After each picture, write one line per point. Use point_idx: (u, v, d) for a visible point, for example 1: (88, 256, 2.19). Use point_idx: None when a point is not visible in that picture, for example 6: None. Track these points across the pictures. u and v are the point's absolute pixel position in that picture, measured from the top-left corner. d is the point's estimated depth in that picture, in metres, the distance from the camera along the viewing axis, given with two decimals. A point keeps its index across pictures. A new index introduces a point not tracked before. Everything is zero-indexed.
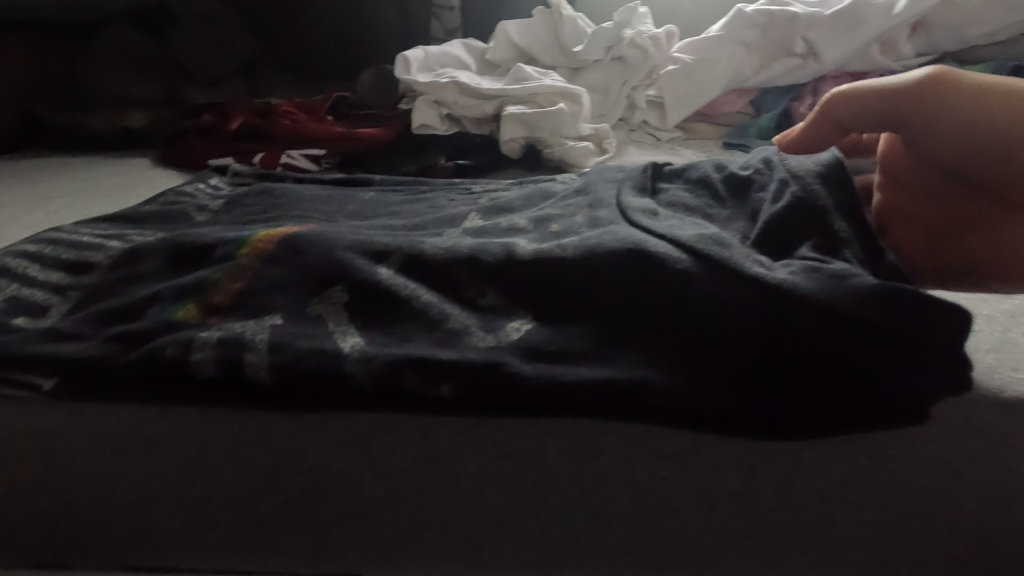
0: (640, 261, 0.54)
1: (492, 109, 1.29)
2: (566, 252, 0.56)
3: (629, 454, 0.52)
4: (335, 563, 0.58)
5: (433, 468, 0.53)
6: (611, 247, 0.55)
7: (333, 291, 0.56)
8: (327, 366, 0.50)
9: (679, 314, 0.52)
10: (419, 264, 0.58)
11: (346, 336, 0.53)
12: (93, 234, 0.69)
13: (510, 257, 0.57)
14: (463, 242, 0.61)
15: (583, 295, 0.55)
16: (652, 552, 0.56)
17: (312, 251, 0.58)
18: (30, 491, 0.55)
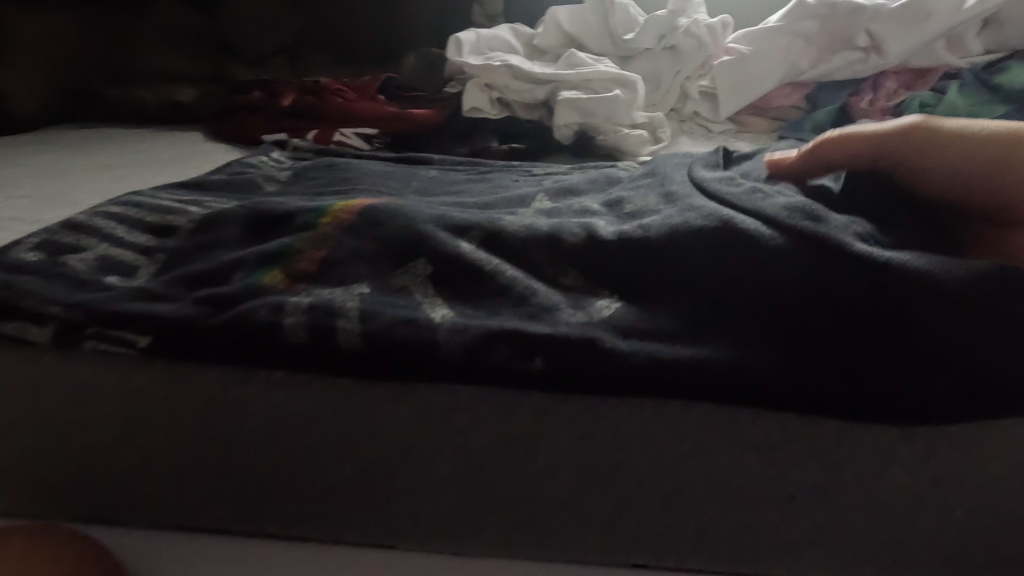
0: (729, 238, 0.53)
1: (543, 95, 1.27)
2: (649, 232, 0.55)
3: (713, 442, 0.51)
4: (403, 538, 0.58)
5: (511, 445, 0.52)
6: (696, 223, 0.54)
7: (416, 262, 0.55)
8: (418, 336, 0.50)
9: (772, 293, 0.51)
10: (499, 240, 0.57)
11: (434, 308, 0.53)
12: (172, 200, 0.70)
13: (590, 236, 0.56)
14: (538, 220, 0.61)
15: (672, 274, 0.54)
16: (726, 543, 0.55)
17: (392, 222, 0.57)
18: (112, 449, 0.56)
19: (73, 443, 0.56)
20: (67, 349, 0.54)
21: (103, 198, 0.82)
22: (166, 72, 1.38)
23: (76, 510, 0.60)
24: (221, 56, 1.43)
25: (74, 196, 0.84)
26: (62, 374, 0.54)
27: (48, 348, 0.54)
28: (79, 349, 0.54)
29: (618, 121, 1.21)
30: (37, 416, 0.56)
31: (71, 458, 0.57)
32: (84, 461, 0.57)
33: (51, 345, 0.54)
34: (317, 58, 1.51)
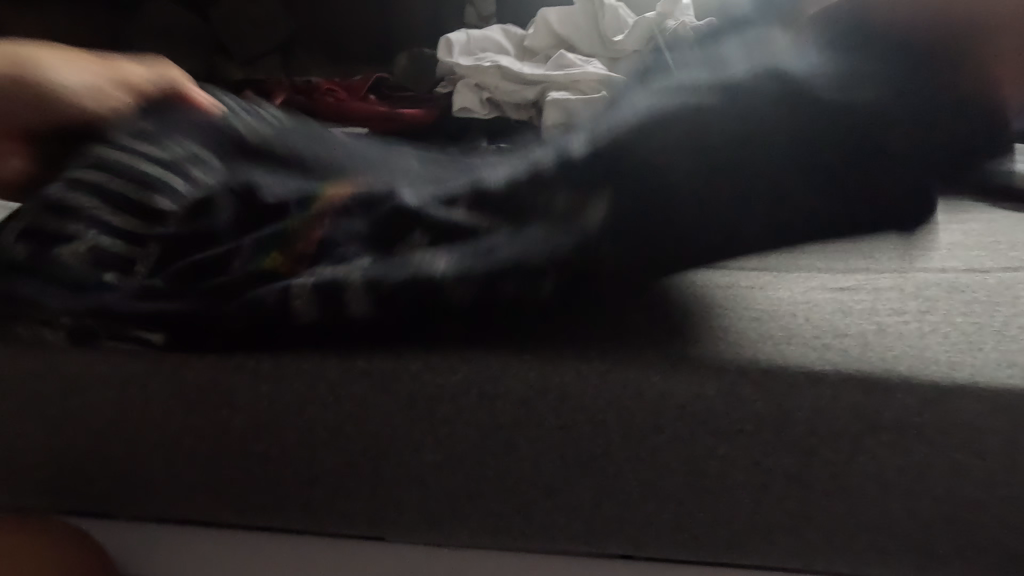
0: (690, 115, 0.50)
1: (533, 95, 1.27)
2: (620, 138, 0.49)
3: (690, 432, 0.52)
4: (389, 526, 0.60)
5: (493, 435, 0.54)
6: (665, 109, 0.51)
7: (412, 235, 0.52)
8: (425, 286, 0.49)
9: (742, 166, 0.50)
10: (488, 195, 0.52)
11: (432, 260, 0.50)
12: (152, 157, 0.57)
13: (563, 156, 0.50)
14: (510, 165, 0.55)
15: (653, 175, 0.48)
16: (701, 529, 0.57)
17: (385, 203, 0.54)
18: (104, 439, 0.57)
19: (69, 431, 0.58)
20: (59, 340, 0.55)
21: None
22: None
23: (69, 499, 0.61)
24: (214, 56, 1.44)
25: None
26: (57, 365, 0.56)
27: (38, 336, 0.56)
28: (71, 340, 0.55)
29: None
30: (34, 408, 0.58)
31: (66, 447, 0.59)
32: (76, 450, 0.59)
33: (42, 337, 0.55)
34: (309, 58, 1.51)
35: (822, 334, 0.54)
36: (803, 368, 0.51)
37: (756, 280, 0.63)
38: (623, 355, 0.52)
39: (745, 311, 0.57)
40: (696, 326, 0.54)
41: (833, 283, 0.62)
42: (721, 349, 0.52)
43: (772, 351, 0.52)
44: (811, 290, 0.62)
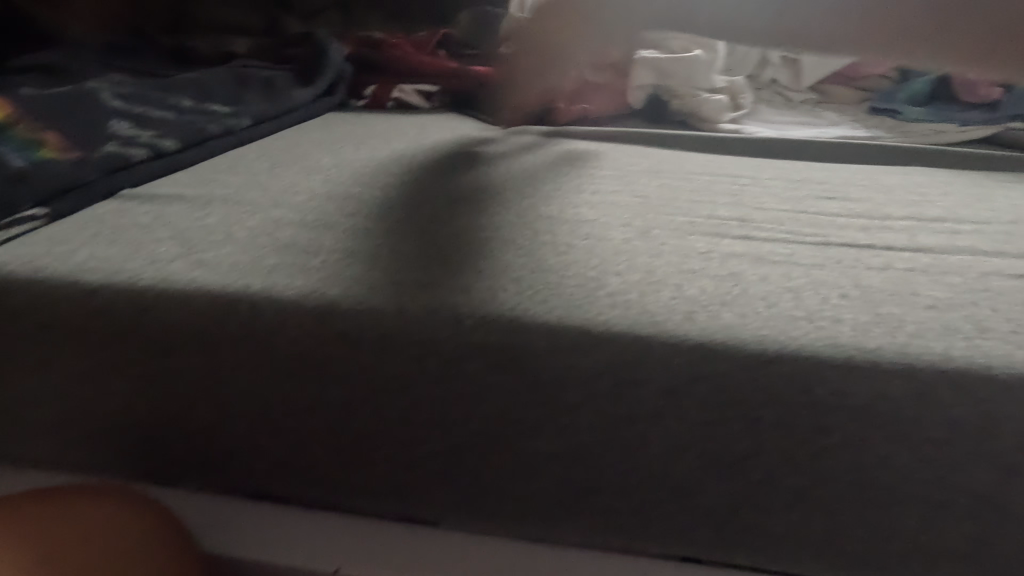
0: (248, 106, 0.92)
1: (614, 55, 1.16)
2: (188, 114, 0.83)
3: (865, 436, 0.44)
4: (489, 521, 0.53)
5: (624, 427, 0.46)
6: (186, 112, 0.84)
7: (164, 124, 0.77)
8: (119, 155, 0.68)
9: (264, 110, 0.92)
10: (158, 125, 0.77)
11: (173, 124, 0.78)
12: (134, 136, 0.73)
13: (206, 109, 0.86)
14: (185, 115, 0.83)
15: (186, 123, 0.80)
16: (855, 549, 0.49)
17: (147, 121, 0.78)
18: (182, 412, 0.51)
19: (139, 399, 0.51)
20: (131, 320, 0.49)
21: (160, 129, 0.76)
22: (215, 26, 1.35)
23: (133, 467, 0.55)
24: (271, 9, 1.35)
25: (109, 121, 0.76)
26: (127, 337, 0.49)
27: (103, 310, 0.49)
28: (143, 316, 0.48)
29: (697, 86, 1.11)
30: (101, 382, 0.51)
31: (133, 412, 0.52)
32: (146, 414, 0.52)
33: (112, 311, 0.49)
34: (372, 11, 1.34)
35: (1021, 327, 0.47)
36: (1012, 371, 0.42)
37: (913, 273, 0.55)
38: (790, 340, 0.44)
39: (913, 300, 0.50)
40: (863, 315, 0.48)
41: (1006, 276, 0.55)
42: (904, 343, 0.44)
43: (969, 348, 0.44)
44: (978, 275, 0.55)
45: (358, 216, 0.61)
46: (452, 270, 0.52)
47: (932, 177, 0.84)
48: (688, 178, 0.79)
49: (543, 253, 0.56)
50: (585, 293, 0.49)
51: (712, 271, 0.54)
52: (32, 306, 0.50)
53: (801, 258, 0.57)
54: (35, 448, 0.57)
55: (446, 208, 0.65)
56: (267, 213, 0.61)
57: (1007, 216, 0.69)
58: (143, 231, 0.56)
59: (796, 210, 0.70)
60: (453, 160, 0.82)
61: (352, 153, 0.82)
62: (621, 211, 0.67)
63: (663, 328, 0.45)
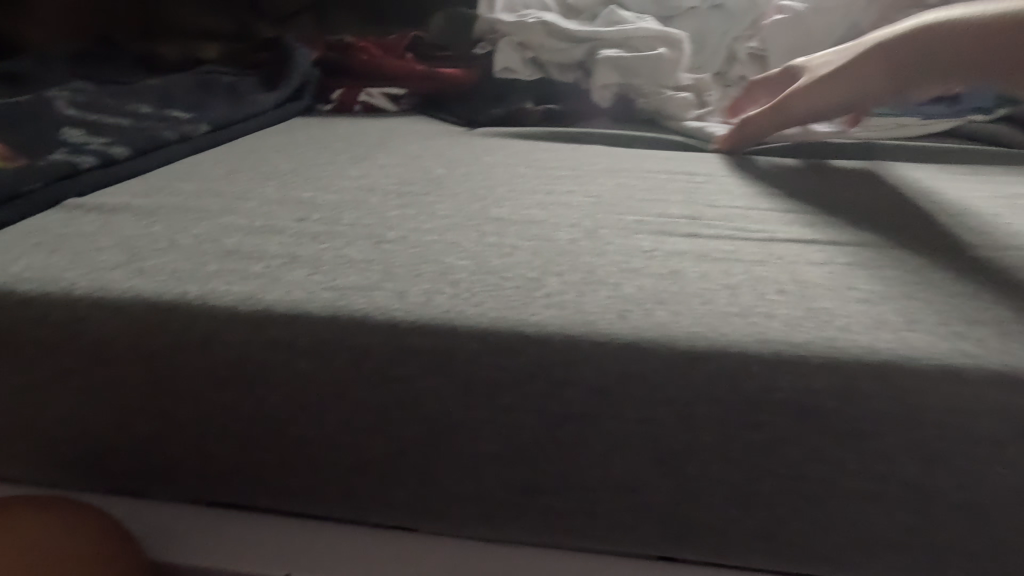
0: (206, 110, 0.92)
1: (582, 55, 1.14)
2: (145, 120, 0.83)
3: (795, 430, 0.45)
4: (436, 521, 0.53)
5: (562, 425, 0.47)
6: (143, 118, 0.84)
7: (118, 132, 0.77)
8: (69, 164, 0.68)
9: (224, 114, 0.92)
10: (112, 133, 0.77)
11: (127, 131, 0.78)
12: (87, 145, 0.73)
13: (165, 115, 0.86)
14: (142, 121, 0.83)
15: (141, 130, 0.80)
16: (794, 541, 0.50)
17: (102, 129, 0.78)
18: (124, 419, 0.51)
19: (82, 408, 0.51)
20: (68, 329, 0.49)
21: (115, 136, 0.76)
22: (182, 31, 1.34)
23: (79, 476, 0.55)
24: (239, 14, 1.34)
25: (63, 130, 0.76)
26: (65, 346, 0.49)
27: (40, 320, 0.49)
28: (82, 325, 0.48)
29: (663, 83, 1.10)
30: (41, 391, 0.51)
31: (77, 422, 0.52)
32: (88, 424, 0.52)
33: (51, 321, 0.49)
34: (339, 14, 1.34)
35: (949, 320, 0.47)
36: (933, 362, 0.43)
37: (853, 267, 0.56)
38: (721, 336, 0.45)
39: (848, 294, 0.51)
40: (797, 310, 0.49)
41: (943, 269, 0.56)
42: (830, 337, 0.45)
43: (895, 341, 0.45)
44: (920, 269, 0.56)
45: (307, 221, 0.62)
46: (393, 274, 0.52)
47: (886, 171, 0.86)
48: (645, 177, 0.80)
49: (487, 254, 0.56)
50: (523, 294, 0.49)
51: (654, 270, 0.54)
52: None
53: (745, 256, 0.58)
54: None
55: (397, 211, 0.65)
56: (216, 219, 0.61)
57: (954, 210, 0.71)
58: (87, 241, 0.56)
59: (749, 207, 0.71)
60: (412, 163, 0.82)
61: (311, 157, 0.82)
62: (573, 212, 0.67)
63: (597, 328, 0.45)
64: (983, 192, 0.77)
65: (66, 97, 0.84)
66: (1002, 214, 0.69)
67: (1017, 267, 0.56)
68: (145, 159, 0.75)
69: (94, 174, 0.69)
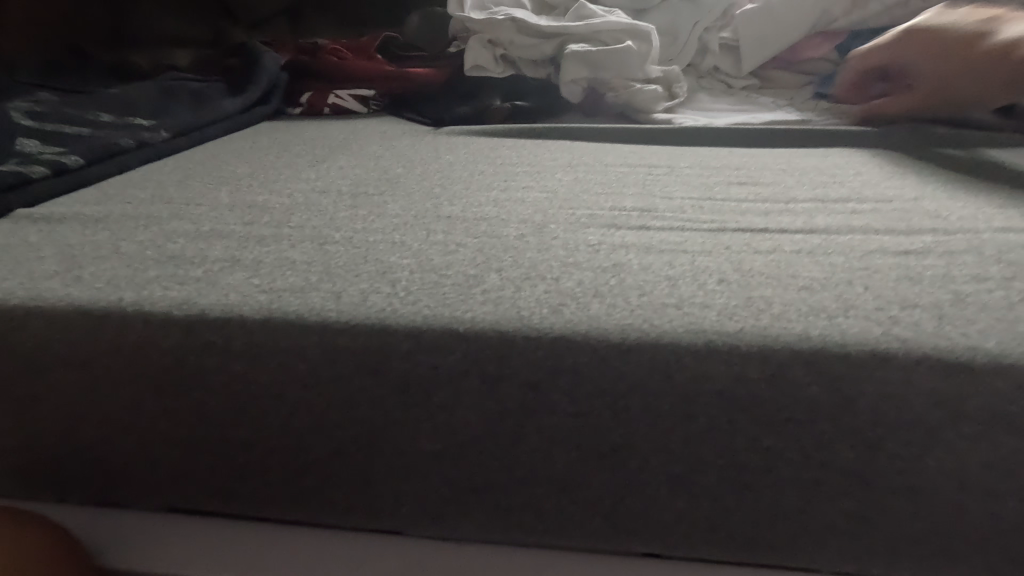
0: (167, 117, 0.91)
1: (550, 50, 1.14)
2: (104, 129, 0.83)
3: (729, 419, 0.45)
4: (383, 521, 0.53)
5: (499, 420, 0.47)
6: (103, 126, 0.84)
7: (75, 142, 0.77)
8: (21, 175, 0.68)
9: (185, 120, 0.91)
10: (68, 142, 0.77)
11: (84, 140, 0.78)
12: (41, 155, 0.72)
13: (124, 124, 0.86)
14: (101, 129, 0.83)
15: (96, 139, 0.79)
16: (739, 531, 0.49)
17: (59, 139, 0.78)
18: (67, 426, 0.51)
19: (27, 417, 0.52)
20: (5, 338, 0.49)
21: (70, 145, 0.76)
22: (154, 39, 1.35)
23: (28, 484, 0.55)
24: (209, 20, 1.34)
25: (18, 139, 0.76)
26: (5, 356, 0.49)
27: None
28: (18, 334, 0.49)
29: (631, 76, 1.09)
30: None
31: (22, 432, 0.52)
32: (33, 434, 0.52)
33: None
34: (309, 17, 1.33)
35: (886, 305, 0.47)
36: (865, 347, 0.43)
37: (799, 255, 0.56)
38: (653, 328, 0.45)
39: (789, 282, 0.51)
40: (735, 299, 0.48)
41: (888, 254, 0.56)
42: (763, 325, 0.45)
43: (829, 328, 0.44)
44: (869, 254, 0.56)
45: (254, 225, 0.61)
46: (333, 274, 0.52)
47: (848, 157, 0.86)
48: (603, 171, 0.80)
49: (430, 253, 0.56)
50: (460, 291, 0.49)
51: (596, 264, 0.54)
52: None
53: (691, 246, 0.58)
54: None
55: (346, 213, 0.65)
56: (163, 225, 0.61)
57: (910, 195, 0.70)
58: (30, 251, 0.56)
59: (704, 198, 0.70)
60: (371, 165, 0.82)
61: (269, 161, 0.82)
62: (525, 208, 0.67)
63: (529, 323, 0.45)
64: (943, 175, 0.76)
65: (26, 108, 0.85)
66: (960, 198, 0.68)
67: (964, 251, 0.56)
68: (101, 169, 0.75)
69: (48, 184, 0.69)
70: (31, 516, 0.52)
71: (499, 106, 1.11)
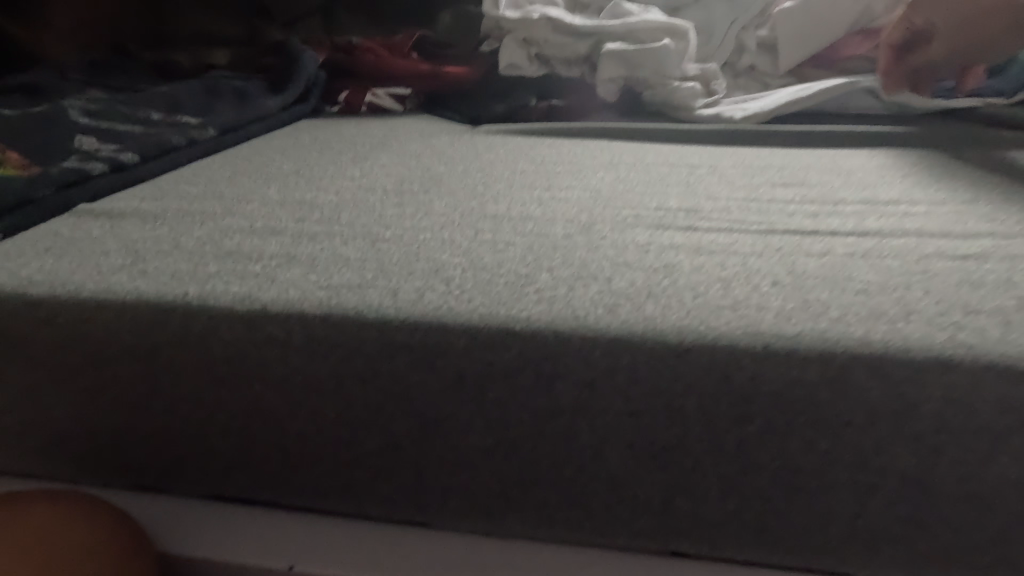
0: (212, 115, 0.93)
1: (586, 49, 1.12)
2: (153, 126, 0.85)
3: (785, 422, 0.44)
4: (433, 515, 0.54)
5: (552, 419, 0.47)
6: (152, 124, 0.86)
7: (128, 140, 0.79)
8: (80, 173, 0.70)
9: (230, 118, 0.93)
10: (122, 140, 0.79)
11: (137, 138, 0.80)
12: (98, 153, 0.75)
13: (172, 122, 0.88)
14: (149, 127, 0.85)
15: (148, 137, 0.81)
16: (791, 533, 0.49)
17: (113, 137, 0.80)
18: (130, 415, 0.53)
19: (92, 406, 0.53)
20: (75, 329, 0.51)
21: (124, 143, 0.78)
22: (196, 38, 1.37)
23: (90, 470, 0.57)
24: (249, 18, 1.37)
25: (75, 137, 0.78)
26: (74, 346, 0.51)
27: (47, 322, 0.51)
28: (87, 326, 0.50)
29: (666, 75, 1.08)
30: (54, 389, 0.53)
31: (87, 420, 0.54)
32: (98, 422, 0.54)
33: (60, 322, 0.51)
34: (345, 16, 1.35)
35: (946, 309, 0.46)
36: (927, 352, 0.42)
37: (851, 257, 0.55)
38: (710, 329, 0.45)
39: (844, 285, 0.50)
40: (790, 300, 0.48)
41: (945, 258, 0.55)
42: (822, 328, 0.44)
43: (889, 332, 0.44)
44: (924, 258, 0.55)
45: (305, 222, 0.63)
46: (387, 271, 0.53)
47: (894, 158, 0.84)
48: (645, 171, 0.79)
49: (480, 251, 0.56)
50: (513, 289, 0.50)
51: (646, 264, 0.54)
52: None
53: (740, 247, 0.57)
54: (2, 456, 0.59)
55: (394, 210, 0.66)
56: (218, 222, 0.62)
57: (962, 197, 0.69)
58: (94, 245, 0.58)
59: (748, 199, 0.70)
60: (412, 162, 0.83)
61: (313, 159, 0.84)
62: (569, 207, 0.67)
63: (584, 321, 0.46)
64: (996, 177, 0.74)
65: (81, 106, 0.87)
66: (1013, 201, 0.67)
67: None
68: (155, 166, 0.77)
69: (106, 181, 0.71)
70: (97, 502, 0.54)
71: (534, 105, 1.11)
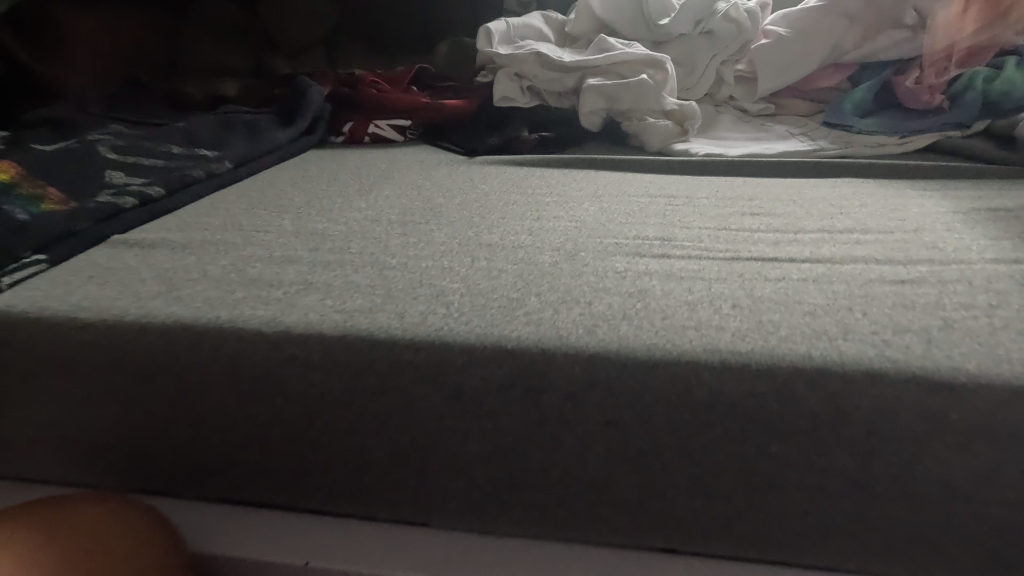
0: (227, 148, 1.01)
1: (573, 82, 1.20)
2: (174, 160, 0.92)
3: (741, 428, 0.51)
4: (435, 515, 0.60)
5: (540, 427, 0.54)
6: (174, 158, 0.93)
7: (153, 174, 0.87)
8: (114, 207, 0.77)
9: (244, 152, 1.01)
10: (148, 174, 0.86)
11: (162, 172, 0.87)
12: (127, 188, 0.82)
13: (191, 155, 0.95)
14: (172, 161, 0.92)
15: (171, 171, 0.88)
16: (750, 528, 0.55)
17: (139, 171, 0.87)
18: (164, 426, 0.59)
19: (132, 418, 0.60)
20: (117, 348, 0.57)
21: (150, 177, 0.86)
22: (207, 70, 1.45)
23: (127, 477, 0.64)
24: (258, 52, 1.45)
25: (105, 172, 0.86)
26: (116, 363, 0.58)
27: (93, 343, 0.57)
28: (129, 345, 0.57)
29: (647, 110, 1.14)
30: (96, 402, 0.60)
31: (127, 430, 0.60)
32: (135, 432, 0.60)
33: (105, 342, 0.57)
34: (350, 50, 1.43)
35: (881, 330, 0.53)
36: (861, 368, 0.49)
37: (804, 282, 0.62)
38: (676, 348, 0.51)
39: (795, 307, 0.57)
40: (746, 322, 0.55)
41: (886, 283, 0.62)
42: (772, 347, 0.51)
43: (829, 350, 0.51)
44: (870, 284, 0.62)
45: (319, 251, 0.70)
46: (394, 296, 0.60)
47: (855, 189, 0.92)
48: (627, 201, 0.87)
49: (477, 278, 0.63)
50: (506, 312, 0.57)
51: (622, 289, 0.61)
52: (39, 344, 0.58)
53: (708, 274, 0.64)
54: (45, 463, 0.65)
55: (398, 239, 0.73)
56: (240, 251, 0.69)
57: (910, 226, 0.76)
58: (131, 273, 0.65)
59: (718, 227, 0.77)
60: (413, 192, 0.91)
61: (322, 190, 0.91)
62: (558, 236, 0.74)
63: (567, 341, 0.53)
64: (943, 208, 0.82)
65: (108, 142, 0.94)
66: (956, 230, 0.74)
67: (956, 281, 0.62)
68: (179, 199, 0.84)
69: (136, 214, 0.78)
70: (134, 504, 0.60)
71: (526, 137, 1.18)
